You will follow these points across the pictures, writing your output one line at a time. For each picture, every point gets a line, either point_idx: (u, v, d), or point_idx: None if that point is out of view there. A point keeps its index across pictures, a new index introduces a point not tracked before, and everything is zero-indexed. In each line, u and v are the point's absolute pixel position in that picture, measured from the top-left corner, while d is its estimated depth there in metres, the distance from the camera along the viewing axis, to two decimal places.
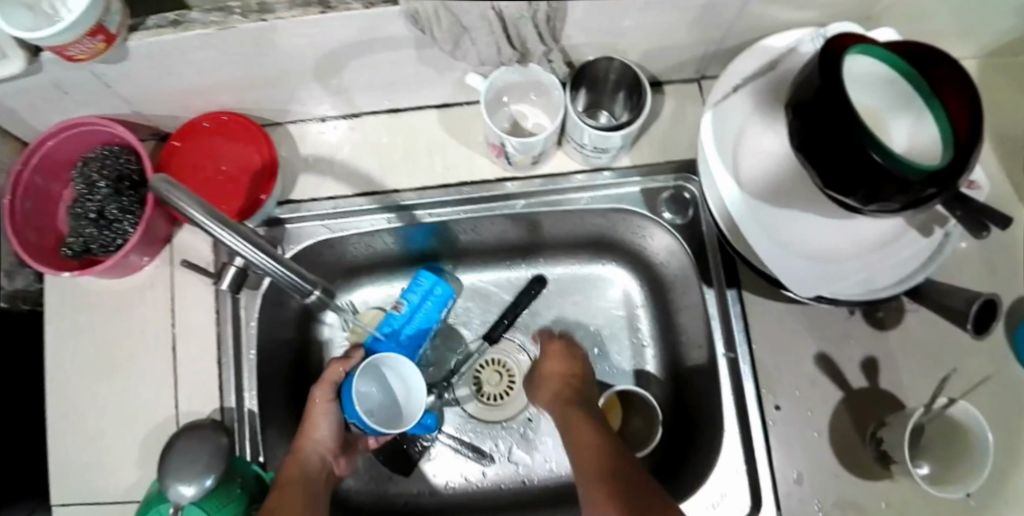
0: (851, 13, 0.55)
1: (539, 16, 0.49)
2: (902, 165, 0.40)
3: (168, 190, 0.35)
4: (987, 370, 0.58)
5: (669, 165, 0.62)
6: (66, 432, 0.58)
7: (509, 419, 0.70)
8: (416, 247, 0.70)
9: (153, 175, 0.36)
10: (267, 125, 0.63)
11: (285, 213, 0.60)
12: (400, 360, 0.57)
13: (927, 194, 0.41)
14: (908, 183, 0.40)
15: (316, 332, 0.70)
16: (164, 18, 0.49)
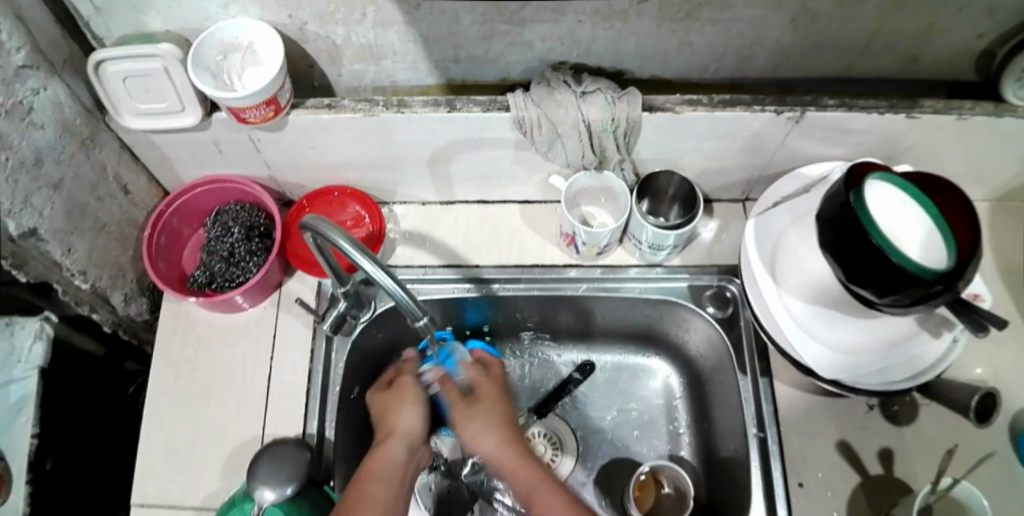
0: (875, 151, 0.68)
1: (619, 130, 0.61)
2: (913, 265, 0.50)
3: (320, 223, 0.48)
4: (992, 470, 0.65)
5: (713, 267, 0.73)
6: (170, 444, 0.66)
7: None
8: (485, 321, 0.79)
9: (311, 216, 0.49)
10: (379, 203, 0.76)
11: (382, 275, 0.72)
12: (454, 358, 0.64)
13: (935, 289, 0.50)
14: (919, 280, 0.50)
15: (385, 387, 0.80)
16: (320, 101, 0.62)
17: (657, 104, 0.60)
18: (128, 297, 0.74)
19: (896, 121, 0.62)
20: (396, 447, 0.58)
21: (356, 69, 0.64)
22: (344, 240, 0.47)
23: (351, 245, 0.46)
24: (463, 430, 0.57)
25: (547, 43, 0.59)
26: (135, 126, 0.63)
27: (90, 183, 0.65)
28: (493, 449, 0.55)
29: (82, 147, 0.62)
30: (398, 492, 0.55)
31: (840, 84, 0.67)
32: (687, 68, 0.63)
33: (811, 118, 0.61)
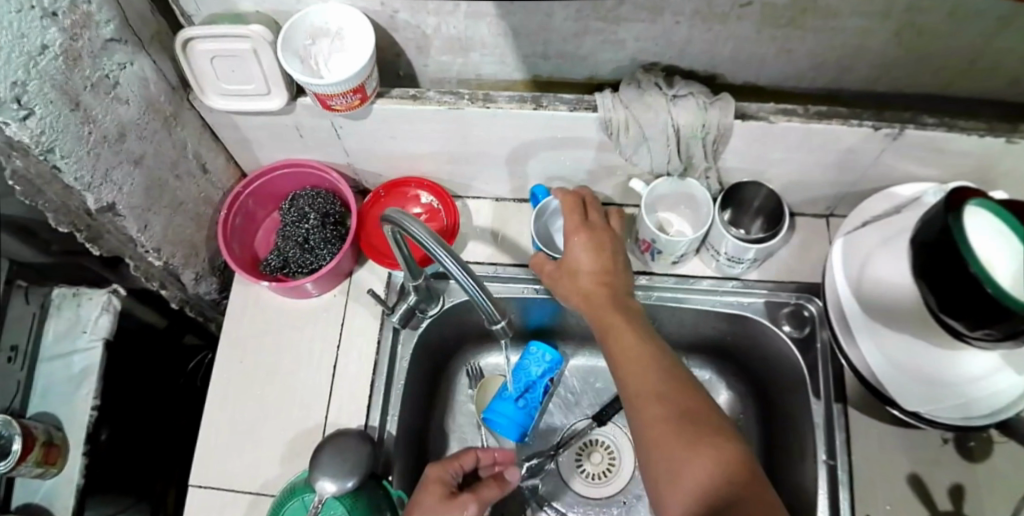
0: (972, 175, 0.65)
1: (709, 138, 0.60)
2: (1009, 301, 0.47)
3: (402, 218, 0.47)
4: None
5: (791, 285, 0.71)
6: (233, 423, 0.67)
7: (602, 501, 0.74)
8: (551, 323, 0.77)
9: (393, 210, 0.48)
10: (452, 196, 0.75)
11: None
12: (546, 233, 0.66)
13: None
14: (1013, 316, 0.47)
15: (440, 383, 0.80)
16: (405, 92, 0.61)
17: (751, 112, 0.58)
18: (199, 276, 0.75)
19: (991, 147, 0.59)
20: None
21: (443, 61, 0.63)
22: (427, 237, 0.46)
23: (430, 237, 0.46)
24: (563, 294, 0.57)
25: (641, 43, 0.57)
26: (218, 106, 0.63)
27: (171, 160, 0.65)
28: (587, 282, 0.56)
29: (166, 123, 0.63)
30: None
31: (942, 101, 0.64)
32: (783, 76, 0.61)
33: (909, 136, 0.59)
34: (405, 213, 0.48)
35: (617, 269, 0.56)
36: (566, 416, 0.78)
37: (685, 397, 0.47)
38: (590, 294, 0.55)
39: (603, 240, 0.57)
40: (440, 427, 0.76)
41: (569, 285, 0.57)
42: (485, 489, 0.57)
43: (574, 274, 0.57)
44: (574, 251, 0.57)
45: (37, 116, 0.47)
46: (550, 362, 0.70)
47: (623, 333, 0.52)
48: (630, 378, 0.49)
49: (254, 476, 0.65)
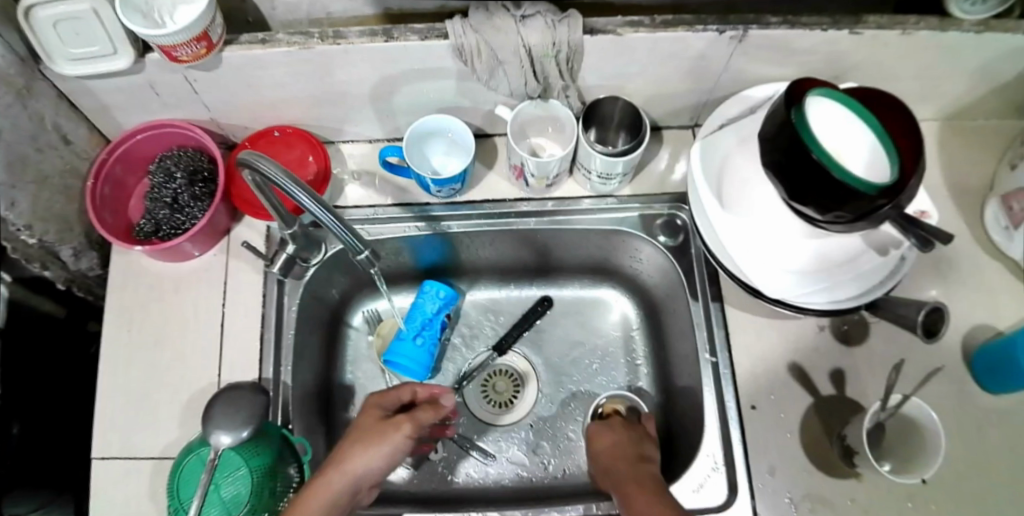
0: (823, 72, 0.67)
1: (560, 56, 0.61)
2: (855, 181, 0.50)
3: (255, 159, 0.47)
4: (939, 379, 0.67)
5: (665, 196, 0.72)
6: (124, 393, 0.66)
7: (510, 427, 0.78)
8: (445, 261, 0.80)
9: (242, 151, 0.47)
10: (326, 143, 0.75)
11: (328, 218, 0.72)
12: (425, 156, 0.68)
13: (876, 203, 0.51)
14: (861, 195, 0.50)
15: (344, 333, 0.81)
16: (253, 37, 0.60)
17: (598, 27, 0.59)
18: (78, 252, 0.73)
19: (839, 39, 0.61)
20: (335, 482, 0.51)
21: (290, 2, 0.61)
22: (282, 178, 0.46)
23: (289, 181, 0.47)
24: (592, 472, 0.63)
25: None
26: (68, 72, 0.61)
27: (29, 135, 0.63)
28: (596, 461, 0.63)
29: (19, 96, 0.60)
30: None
31: (788, 0, 0.66)
32: None
33: (754, 37, 0.60)
34: (257, 153, 0.47)
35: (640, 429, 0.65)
36: (469, 349, 0.82)
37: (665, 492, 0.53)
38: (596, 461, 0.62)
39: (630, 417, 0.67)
40: (343, 374, 0.79)
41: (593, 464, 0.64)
42: (423, 411, 0.58)
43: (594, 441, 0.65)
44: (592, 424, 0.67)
45: None
46: (444, 296, 0.74)
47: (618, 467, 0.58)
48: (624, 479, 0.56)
49: (152, 440, 0.64)
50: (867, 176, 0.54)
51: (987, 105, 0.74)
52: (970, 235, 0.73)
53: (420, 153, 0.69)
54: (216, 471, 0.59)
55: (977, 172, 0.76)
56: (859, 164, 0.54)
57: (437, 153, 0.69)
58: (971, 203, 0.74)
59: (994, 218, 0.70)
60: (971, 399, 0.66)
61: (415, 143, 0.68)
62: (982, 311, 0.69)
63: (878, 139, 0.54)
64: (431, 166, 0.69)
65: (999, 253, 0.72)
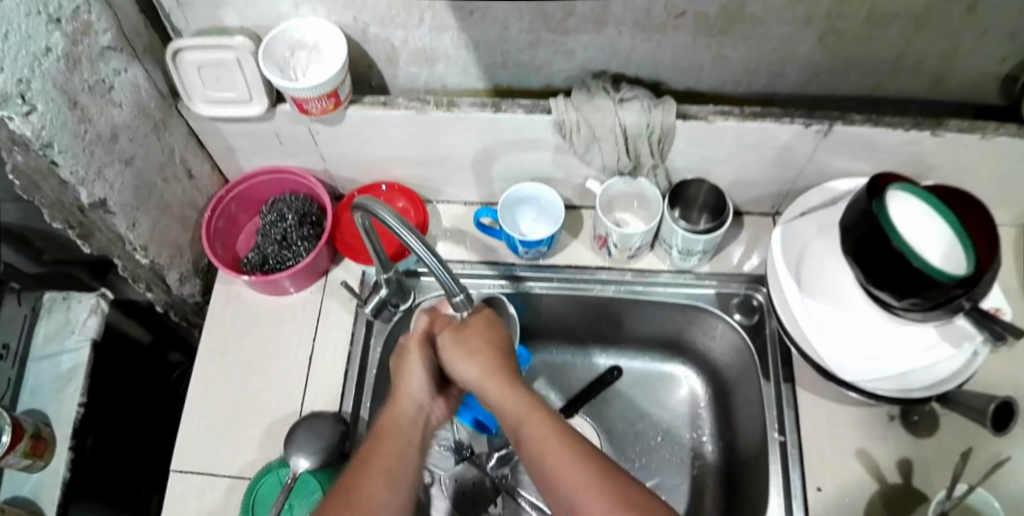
0: (906, 168, 0.71)
1: (653, 137, 0.65)
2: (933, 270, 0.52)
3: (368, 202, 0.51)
4: (1008, 475, 0.66)
5: (743, 277, 0.77)
6: (213, 414, 0.71)
7: None
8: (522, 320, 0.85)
9: (362, 194, 0.52)
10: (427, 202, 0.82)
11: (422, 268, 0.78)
12: (514, 219, 0.74)
13: (954, 293, 0.53)
14: (939, 285, 0.52)
15: None
16: (376, 99, 0.67)
17: (691, 113, 0.64)
18: (183, 277, 0.79)
19: (922, 139, 0.65)
20: (404, 406, 0.58)
21: (411, 72, 0.69)
22: (391, 218, 0.50)
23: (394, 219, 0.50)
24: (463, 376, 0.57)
25: (589, 52, 0.64)
26: (204, 113, 0.68)
27: (159, 164, 0.70)
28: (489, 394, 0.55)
29: (155, 128, 0.68)
30: (411, 443, 0.56)
31: (870, 103, 0.70)
32: (721, 81, 0.67)
33: (839, 132, 0.64)
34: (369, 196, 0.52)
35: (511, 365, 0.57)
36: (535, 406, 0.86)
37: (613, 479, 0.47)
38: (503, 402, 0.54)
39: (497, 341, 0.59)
40: None
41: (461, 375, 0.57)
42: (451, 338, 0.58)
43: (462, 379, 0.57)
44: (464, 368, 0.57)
45: (39, 111, 0.52)
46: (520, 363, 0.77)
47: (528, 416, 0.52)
48: (551, 449, 0.50)
49: (234, 462, 0.68)
50: (944, 266, 0.56)
51: None
52: None
53: (512, 219, 0.75)
54: (293, 493, 0.63)
55: None
56: (935, 254, 0.56)
57: (522, 218, 0.75)
58: None
59: None
60: None
61: (506, 208, 0.74)
62: None
63: (956, 236, 0.56)
64: (520, 230, 0.74)
65: None
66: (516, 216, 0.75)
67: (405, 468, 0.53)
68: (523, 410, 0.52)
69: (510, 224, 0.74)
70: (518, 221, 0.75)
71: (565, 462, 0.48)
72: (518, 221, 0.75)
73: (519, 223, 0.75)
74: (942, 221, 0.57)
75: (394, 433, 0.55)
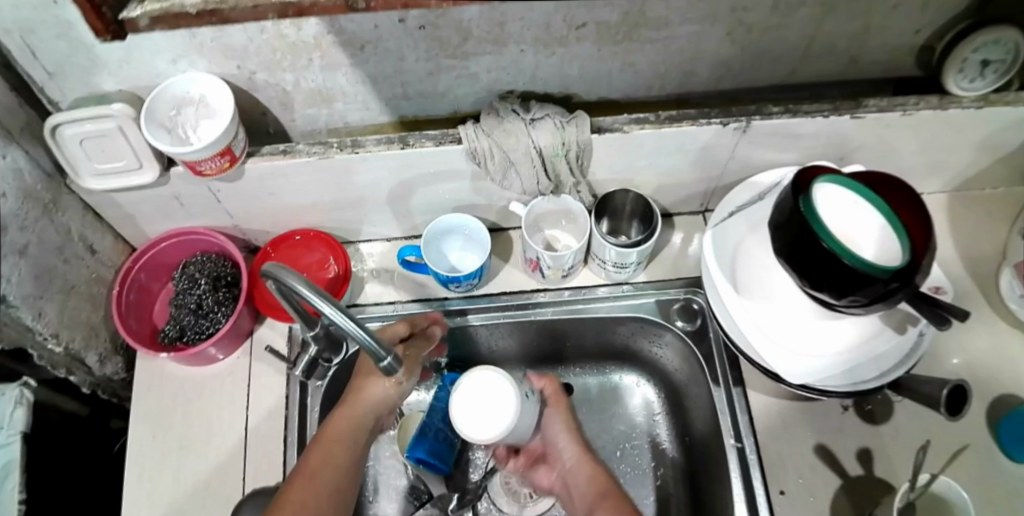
0: (828, 154, 0.71)
1: (571, 154, 0.63)
2: (867, 267, 0.51)
3: (279, 272, 0.47)
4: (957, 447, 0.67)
5: (679, 281, 0.76)
6: (150, 501, 0.67)
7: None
8: (465, 352, 0.82)
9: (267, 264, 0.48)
10: (347, 243, 0.80)
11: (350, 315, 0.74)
12: (439, 252, 0.73)
13: (892, 286, 0.52)
14: (876, 280, 0.51)
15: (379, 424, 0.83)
16: (275, 148, 0.63)
17: (604, 126, 0.62)
18: (103, 357, 0.75)
19: (842, 123, 0.65)
20: (361, 408, 0.59)
21: (310, 114, 0.65)
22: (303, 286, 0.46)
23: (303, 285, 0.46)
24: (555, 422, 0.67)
25: (492, 74, 0.60)
26: (95, 187, 0.62)
27: (57, 246, 0.64)
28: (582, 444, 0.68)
29: (45, 211, 0.62)
30: (358, 449, 0.59)
31: (787, 90, 0.69)
32: (633, 88, 0.65)
33: (757, 127, 0.63)
34: (280, 265, 0.48)
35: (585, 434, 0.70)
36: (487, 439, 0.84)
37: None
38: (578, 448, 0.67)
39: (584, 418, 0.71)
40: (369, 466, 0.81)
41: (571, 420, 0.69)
42: (553, 411, 0.68)
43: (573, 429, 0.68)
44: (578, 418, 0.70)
45: None
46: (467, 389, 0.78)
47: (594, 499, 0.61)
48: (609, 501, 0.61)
49: None
50: (880, 259, 0.55)
51: (990, 175, 0.78)
52: (985, 304, 0.74)
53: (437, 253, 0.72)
54: None
55: (989, 239, 0.78)
56: (871, 247, 0.56)
57: (446, 249, 0.73)
58: (984, 273, 0.76)
59: (1010, 286, 0.72)
60: (1007, 473, 0.65)
61: (430, 244, 0.71)
62: (1004, 381, 0.70)
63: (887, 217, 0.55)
64: (449, 262, 0.73)
65: (1014, 320, 0.73)
66: (439, 249, 0.73)
67: (349, 478, 0.58)
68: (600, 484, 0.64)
69: (437, 259, 0.72)
70: (443, 254, 0.73)
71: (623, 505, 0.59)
72: (443, 253, 0.73)
73: (444, 255, 0.73)
74: (873, 206, 0.56)
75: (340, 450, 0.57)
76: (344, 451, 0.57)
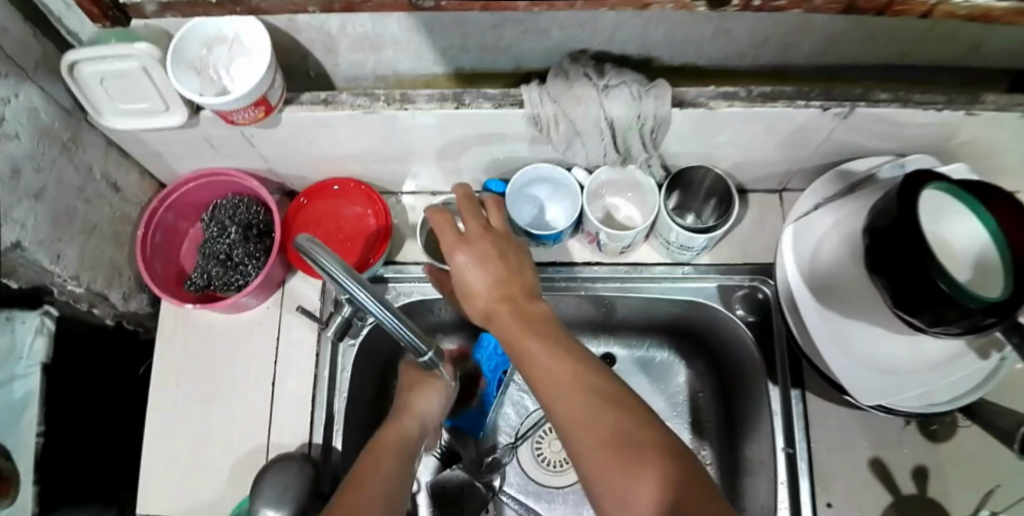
0: (930, 147, 0.63)
1: (646, 128, 0.56)
2: (963, 296, 0.46)
3: (309, 247, 0.42)
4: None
5: (745, 267, 0.70)
6: (175, 450, 0.65)
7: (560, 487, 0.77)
8: None
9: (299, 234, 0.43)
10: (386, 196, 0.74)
11: (388, 273, 0.70)
12: (530, 193, 0.67)
13: (987, 321, 0.45)
14: (967, 311, 0.46)
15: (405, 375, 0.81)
16: (316, 96, 0.57)
17: (688, 99, 0.55)
18: (127, 296, 0.71)
19: (957, 117, 0.56)
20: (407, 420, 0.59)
21: (355, 59, 0.58)
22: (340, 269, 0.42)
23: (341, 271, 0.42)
24: (459, 267, 0.52)
25: (565, 31, 0.53)
26: (118, 125, 0.57)
27: (77, 187, 0.59)
28: (490, 296, 0.51)
29: (64, 150, 0.57)
30: (405, 456, 0.55)
31: (898, 71, 0.60)
32: (723, 56, 0.57)
33: (861, 114, 0.55)
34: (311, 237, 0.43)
35: (509, 274, 0.52)
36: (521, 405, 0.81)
37: (621, 418, 0.43)
38: (491, 310, 0.51)
39: (489, 252, 0.52)
40: None
41: (462, 274, 0.52)
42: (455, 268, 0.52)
43: (465, 289, 0.52)
44: (462, 267, 0.52)
45: None
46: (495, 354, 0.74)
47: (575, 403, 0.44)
48: (549, 394, 0.45)
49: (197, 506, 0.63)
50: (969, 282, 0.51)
51: None
52: None
53: (521, 206, 0.67)
54: None
55: None
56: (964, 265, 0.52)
57: (539, 194, 0.67)
58: None
59: None
60: None
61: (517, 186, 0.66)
62: None
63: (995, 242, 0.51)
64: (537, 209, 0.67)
65: None
66: (530, 193, 0.67)
67: (397, 500, 0.51)
68: (546, 372, 0.46)
69: (524, 203, 0.66)
70: (535, 198, 0.67)
71: (562, 400, 0.44)
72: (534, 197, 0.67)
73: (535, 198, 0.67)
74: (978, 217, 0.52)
75: (379, 470, 0.52)
76: (389, 456, 0.54)
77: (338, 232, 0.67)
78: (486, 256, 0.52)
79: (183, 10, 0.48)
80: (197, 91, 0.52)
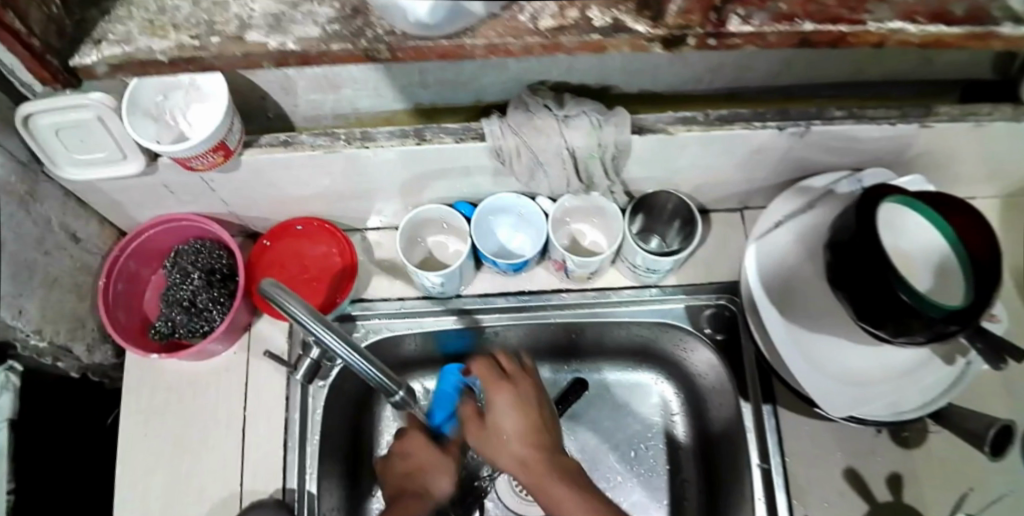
0: (884, 160, 0.64)
1: (607, 156, 0.56)
2: (924, 304, 0.47)
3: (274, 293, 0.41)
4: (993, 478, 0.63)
5: (711, 285, 0.70)
6: (145, 503, 0.64)
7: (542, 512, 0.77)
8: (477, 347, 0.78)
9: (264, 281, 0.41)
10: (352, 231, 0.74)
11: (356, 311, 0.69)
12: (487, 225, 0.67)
13: (950, 329, 0.46)
14: (931, 319, 0.46)
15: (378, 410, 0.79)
16: (276, 138, 0.56)
17: (647, 125, 0.55)
18: (91, 347, 0.69)
19: (908, 132, 0.58)
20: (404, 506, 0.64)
21: (314, 99, 0.58)
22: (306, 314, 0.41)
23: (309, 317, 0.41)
24: (495, 400, 0.59)
25: (522, 63, 0.53)
26: (75, 176, 0.56)
27: (35, 239, 0.58)
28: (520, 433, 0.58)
29: (21, 203, 0.55)
30: None
31: (850, 88, 0.61)
32: (679, 81, 0.58)
33: (816, 132, 0.56)
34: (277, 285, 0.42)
35: (542, 428, 0.59)
36: None
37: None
38: (520, 465, 0.56)
39: (529, 406, 0.60)
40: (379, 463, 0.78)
41: (498, 433, 0.58)
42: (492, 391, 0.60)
43: (501, 439, 0.58)
44: (499, 409, 0.59)
45: None
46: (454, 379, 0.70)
47: (544, 476, 0.55)
48: (562, 501, 0.53)
49: None
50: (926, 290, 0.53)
51: None
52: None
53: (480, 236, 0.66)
54: None
55: None
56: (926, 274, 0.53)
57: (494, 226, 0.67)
58: None
59: None
60: None
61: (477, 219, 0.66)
62: None
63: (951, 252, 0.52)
64: (498, 241, 0.67)
65: None
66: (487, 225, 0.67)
67: None
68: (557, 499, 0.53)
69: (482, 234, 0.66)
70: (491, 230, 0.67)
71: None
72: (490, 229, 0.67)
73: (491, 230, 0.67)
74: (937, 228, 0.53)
75: None
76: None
77: (304, 272, 0.67)
78: (525, 401, 0.60)
79: (132, 70, 0.47)
80: (154, 138, 0.52)
